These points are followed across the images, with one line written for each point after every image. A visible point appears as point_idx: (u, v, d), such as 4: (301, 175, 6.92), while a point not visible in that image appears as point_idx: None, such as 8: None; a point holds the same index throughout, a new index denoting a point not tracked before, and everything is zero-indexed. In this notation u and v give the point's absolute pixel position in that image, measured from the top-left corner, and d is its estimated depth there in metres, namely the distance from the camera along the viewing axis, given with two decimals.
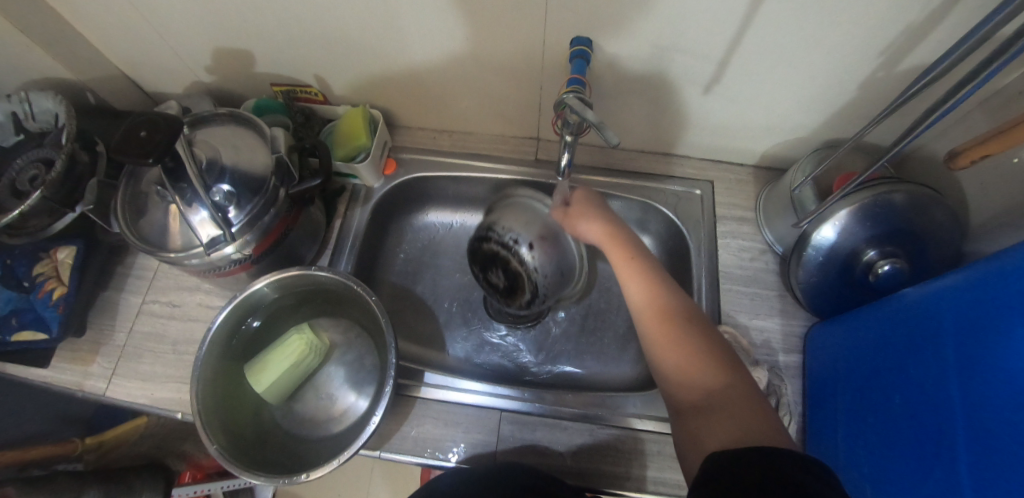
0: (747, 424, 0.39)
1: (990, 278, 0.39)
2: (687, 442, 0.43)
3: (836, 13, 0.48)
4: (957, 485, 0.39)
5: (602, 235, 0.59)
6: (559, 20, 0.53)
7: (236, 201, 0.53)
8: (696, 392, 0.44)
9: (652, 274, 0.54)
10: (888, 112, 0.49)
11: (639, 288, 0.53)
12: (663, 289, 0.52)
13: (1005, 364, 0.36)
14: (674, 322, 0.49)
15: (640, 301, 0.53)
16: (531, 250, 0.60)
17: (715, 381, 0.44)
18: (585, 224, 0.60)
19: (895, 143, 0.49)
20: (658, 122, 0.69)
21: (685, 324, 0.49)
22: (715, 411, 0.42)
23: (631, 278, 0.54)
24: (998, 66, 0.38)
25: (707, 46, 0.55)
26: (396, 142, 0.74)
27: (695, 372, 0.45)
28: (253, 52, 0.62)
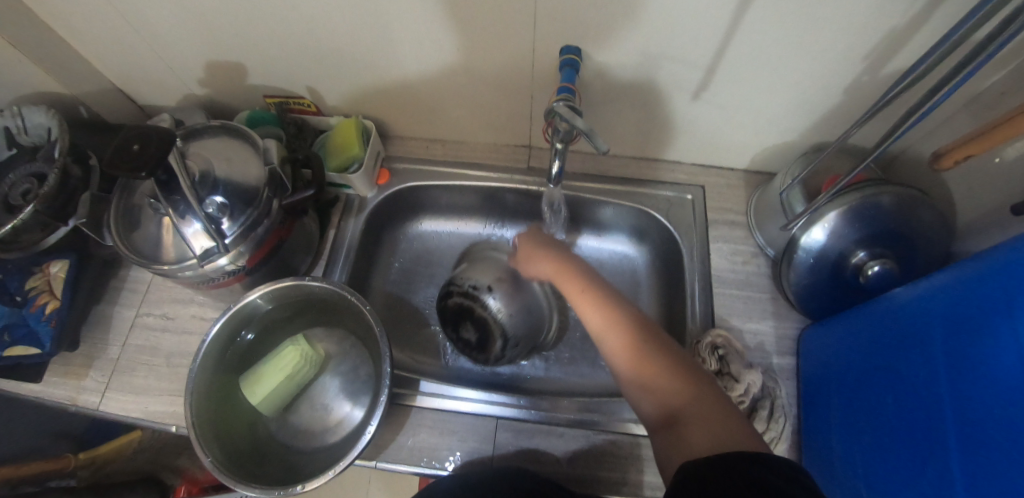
0: (732, 433, 0.40)
1: (977, 277, 0.40)
2: (666, 451, 0.43)
3: (818, 19, 0.49)
4: (950, 483, 0.39)
5: (552, 268, 0.58)
6: (547, 29, 0.53)
7: (230, 212, 0.53)
8: (674, 401, 0.44)
9: (609, 297, 0.53)
10: (871, 114, 0.50)
11: (597, 316, 0.52)
12: (623, 311, 0.51)
13: (993, 361, 0.37)
14: (639, 341, 0.48)
15: (597, 329, 0.51)
16: (492, 294, 0.62)
17: (690, 389, 0.44)
18: (536, 264, 0.60)
19: (879, 145, 0.49)
20: (648, 128, 0.69)
21: (650, 345, 0.48)
22: (693, 421, 0.42)
23: (586, 307, 0.53)
24: (975, 69, 0.39)
25: (694, 53, 0.55)
26: (389, 152, 0.75)
27: (666, 388, 0.45)
28: (246, 65, 0.63)
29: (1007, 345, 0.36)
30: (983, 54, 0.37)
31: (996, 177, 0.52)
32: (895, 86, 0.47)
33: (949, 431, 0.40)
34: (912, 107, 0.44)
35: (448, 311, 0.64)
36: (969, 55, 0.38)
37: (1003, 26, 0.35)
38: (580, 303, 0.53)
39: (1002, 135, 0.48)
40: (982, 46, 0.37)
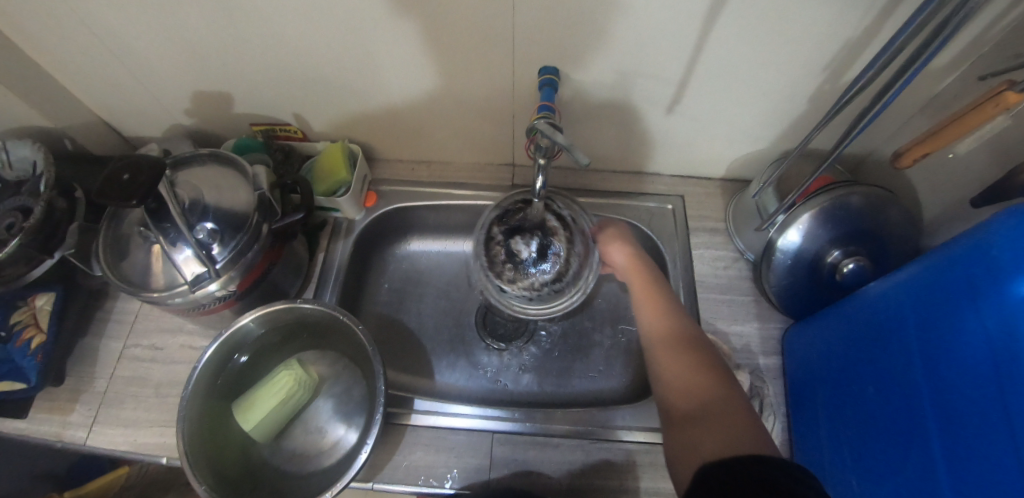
0: (741, 434, 0.41)
1: (940, 270, 0.43)
2: (672, 448, 0.44)
3: (777, 34, 0.53)
4: (934, 471, 0.41)
5: (627, 261, 0.64)
6: (525, 51, 0.56)
7: (220, 238, 0.54)
8: (690, 402, 0.46)
9: (666, 301, 0.57)
10: (830, 118, 0.54)
11: (652, 312, 0.56)
12: (677, 316, 0.55)
13: (964, 351, 0.40)
14: (682, 342, 0.52)
15: (651, 323, 0.55)
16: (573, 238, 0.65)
17: (710, 390, 0.46)
18: (613, 251, 0.65)
19: (835, 147, 0.52)
20: (627, 142, 0.72)
21: (686, 346, 0.51)
22: (709, 418, 0.43)
23: (646, 305, 0.57)
24: (915, 74, 0.43)
25: (666, 70, 0.58)
26: (376, 174, 0.76)
27: (688, 386, 0.47)
28: (232, 93, 0.64)
29: (974, 337, 0.39)
30: (922, 58, 0.41)
31: (953, 174, 0.56)
32: (847, 91, 0.50)
33: (931, 422, 0.42)
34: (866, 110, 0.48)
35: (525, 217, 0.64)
36: (910, 58, 0.41)
37: (937, 33, 0.39)
38: (641, 291, 0.59)
39: (953, 133, 0.51)
40: (919, 50, 0.40)
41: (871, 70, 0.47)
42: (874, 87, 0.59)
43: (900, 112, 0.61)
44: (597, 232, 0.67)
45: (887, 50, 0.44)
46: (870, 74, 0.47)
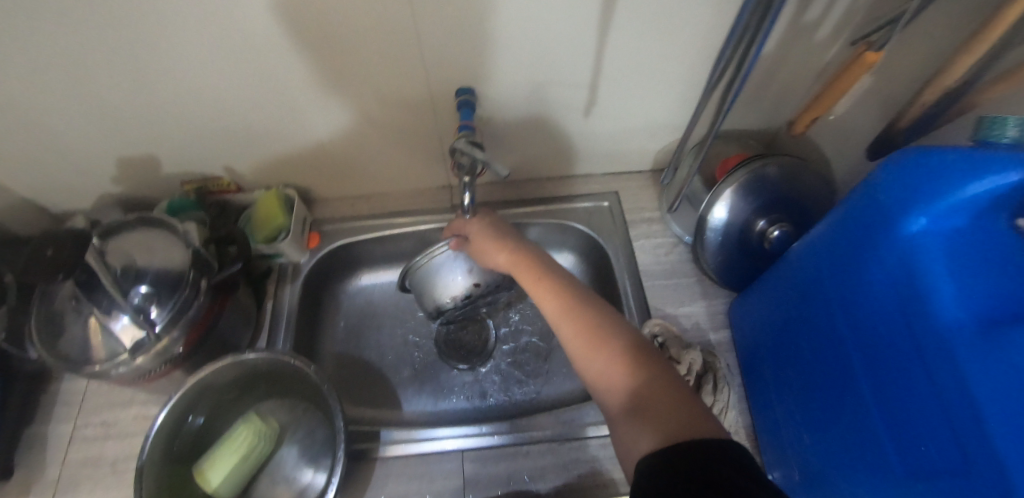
0: (681, 418, 0.38)
1: (843, 231, 0.49)
2: (620, 448, 0.41)
3: (665, 30, 0.57)
4: (865, 409, 0.46)
5: (507, 259, 0.59)
6: (437, 76, 0.59)
7: (157, 300, 0.54)
8: (625, 395, 0.43)
9: (562, 285, 0.54)
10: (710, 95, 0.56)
11: (552, 301, 0.53)
12: (575, 298, 0.52)
13: (878, 301, 0.45)
14: (604, 332, 0.47)
15: (554, 321, 0.51)
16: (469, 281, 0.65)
17: (642, 376, 0.43)
18: (491, 256, 0.60)
19: (712, 125, 0.57)
20: (554, 149, 0.75)
21: (602, 330, 0.48)
22: (648, 410, 0.39)
23: (546, 304, 0.53)
24: None
25: (574, 76, 0.62)
26: (316, 215, 0.77)
27: (620, 375, 0.44)
28: (158, 156, 0.65)
29: (883, 287, 0.45)
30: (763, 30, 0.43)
31: (856, 128, 0.61)
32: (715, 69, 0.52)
33: (855, 364, 0.48)
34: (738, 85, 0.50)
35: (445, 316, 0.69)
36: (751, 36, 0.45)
37: None
38: (536, 287, 0.55)
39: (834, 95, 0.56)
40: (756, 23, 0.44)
41: (727, 50, 0.49)
42: (764, 66, 0.63)
43: (793, 85, 0.66)
44: (472, 244, 0.62)
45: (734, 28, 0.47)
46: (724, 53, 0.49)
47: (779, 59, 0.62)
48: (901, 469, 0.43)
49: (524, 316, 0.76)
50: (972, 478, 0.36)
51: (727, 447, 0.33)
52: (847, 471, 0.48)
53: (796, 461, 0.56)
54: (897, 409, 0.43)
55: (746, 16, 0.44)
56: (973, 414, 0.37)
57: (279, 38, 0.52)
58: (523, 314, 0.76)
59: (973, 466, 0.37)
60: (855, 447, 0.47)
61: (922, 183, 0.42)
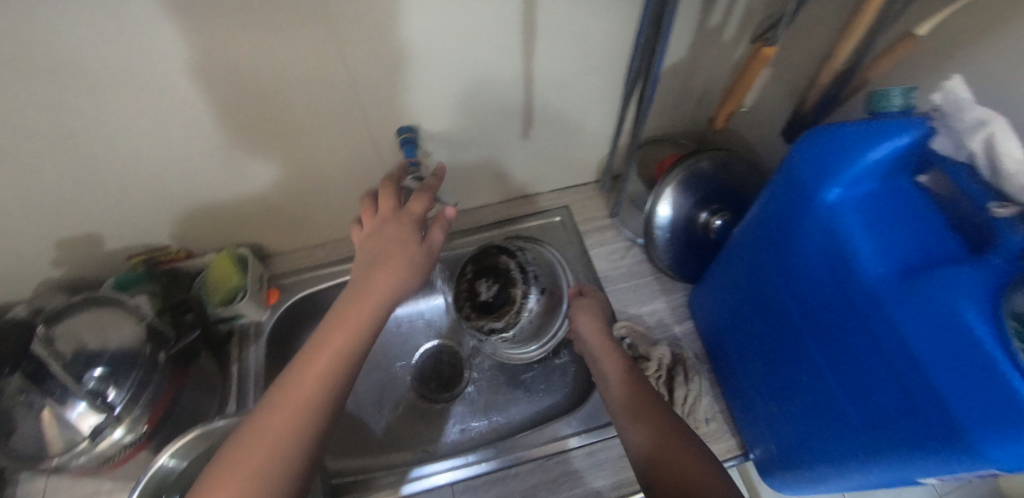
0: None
1: (773, 219, 0.53)
2: None
3: (585, 50, 0.61)
4: (820, 374, 0.49)
5: (594, 330, 0.64)
6: (377, 119, 0.62)
7: (113, 381, 0.52)
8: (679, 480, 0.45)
9: (635, 370, 0.58)
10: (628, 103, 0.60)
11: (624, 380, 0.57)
12: (646, 385, 0.56)
13: (818, 289, 0.48)
14: (668, 422, 0.51)
15: (617, 384, 0.57)
16: (536, 296, 0.69)
17: (696, 469, 0.46)
18: (580, 320, 0.65)
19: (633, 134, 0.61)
20: (502, 173, 0.78)
21: (663, 418, 0.51)
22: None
23: (613, 370, 0.58)
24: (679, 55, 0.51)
25: (509, 102, 0.65)
26: (273, 271, 0.76)
27: (677, 462, 0.47)
28: (100, 232, 0.64)
29: (816, 272, 0.49)
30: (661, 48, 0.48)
31: (771, 117, 0.67)
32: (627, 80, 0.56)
33: (803, 332, 0.51)
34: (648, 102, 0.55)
35: (492, 265, 0.69)
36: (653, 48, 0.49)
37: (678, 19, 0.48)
38: (607, 353, 0.61)
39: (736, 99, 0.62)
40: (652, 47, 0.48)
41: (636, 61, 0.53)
42: (681, 71, 0.68)
43: (709, 85, 0.72)
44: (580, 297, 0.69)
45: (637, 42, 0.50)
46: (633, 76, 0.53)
47: (692, 64, 0.68)
48: (861, 421, 0.45)
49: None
50: (920, 417, 0.40)
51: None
52: (816, 435, 0.51)
53: (770, 436, 0.58)
54: (846, 366, 0.46)
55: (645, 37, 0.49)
56: (915, 367, 0.40)
57: (220, 102, 0.53)
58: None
59: (922, 410, 0.40)
60: (816, 410, 0.50)
61: (829, 158, 0.46)
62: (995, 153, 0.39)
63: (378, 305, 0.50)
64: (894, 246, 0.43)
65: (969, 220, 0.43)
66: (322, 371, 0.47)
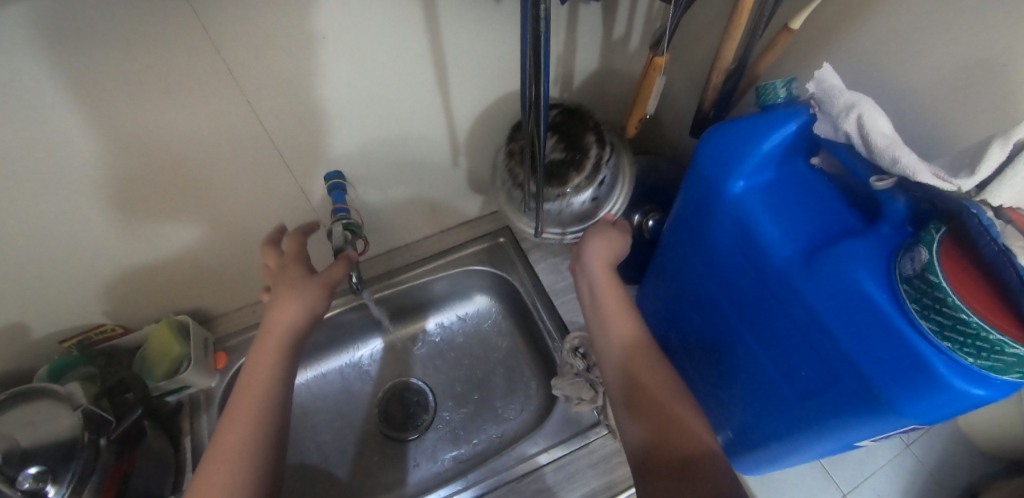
0: (724, 488, 0.40)
1: (692, 211, 0.55)
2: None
3: (495, 74, 0.65)
4: (752, 355, 0.51)
5: (603, 266, 0.60)
6: (303, 168, 0.63)
7: (50, 477, 0.49)
8: (675, 453, 0.44)
9: (641, 325, 0.55)
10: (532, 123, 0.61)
11: (625, 333, 0.54)
12: (650, 341, 0.54)
13: (737, 273, 0.51)
14: (670, 391, 0.49)
15: (616, 333, 0.55)
16: (585, 191, 0.65)
17: (691, 444, 0.44)
18: (591, 252, 0.60)
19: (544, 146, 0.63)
20: (439, 202, 0.80)
21: (662, 385, 0.50)
22: (693, 465, 0.42)
23: (615, 318, 0.56)
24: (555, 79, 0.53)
25: (430, 134, 0.68)
26: (220, 333, 0.75)
27: (672, 433, 0.46)
28: (25, 320, 0.61)
29: (732, 258, 0.51)
30: (541, 90, 0.45)
31: (681, 116, 0.71)
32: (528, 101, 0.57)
33: (733, 318, 0.53)
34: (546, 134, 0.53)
35: (582, 140, 0.66)
36: None
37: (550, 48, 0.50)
38: (609, 296, 0.57)
39: (641, 112, 0.60)
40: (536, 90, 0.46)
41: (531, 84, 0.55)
42: (590, 84, 0.73)
43: (619, 94, 0.76)
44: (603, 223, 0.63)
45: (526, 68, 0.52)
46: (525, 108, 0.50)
47: (604, 73, 0.72)
48: (795, 396, 0.47)
49: (454, 371, 0.80)
50: (841, 385, 0.42)
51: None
52: (762, 414, 0.53)
53: (726, 422, 0.60)
54: (772, 345, 0.48)
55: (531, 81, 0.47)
56: (829, 338, 0.42)
57: (139, 170, 0.54)
58: (451, 370, 0.80)
59: (841, 378, 0.42)
60: (757, 391, 0.52)
61: (728, 151, 0.49)
62: (866, 131, 0.41)
63: (285, 343, 0.56)
64: (793, 227, 0.46)
65: (859, 192, 0.46)
66: (261, 398, 0.51)
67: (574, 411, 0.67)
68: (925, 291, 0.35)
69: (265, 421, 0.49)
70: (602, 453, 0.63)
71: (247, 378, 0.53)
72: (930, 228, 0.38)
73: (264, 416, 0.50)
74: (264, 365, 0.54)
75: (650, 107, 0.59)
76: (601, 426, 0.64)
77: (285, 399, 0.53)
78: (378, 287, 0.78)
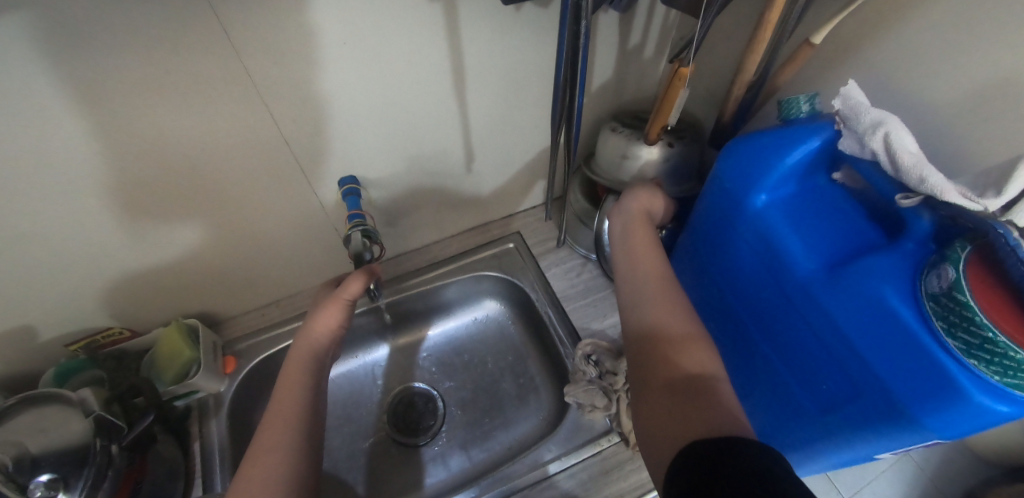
0: (726, 413, 0.37)
1: (712, 216, 0.55)
2: (648, 422, 0.41)
3: (514, 85, 0.65)
4: (770, 366, 0.52)
5: (640, 210, 0.61)
6: (319, 174, 0.63)
7: (63, 484, 0.48)
8: (682, 374, 0.42)
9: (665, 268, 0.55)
10: (559, 132, 0.62)
11: (652, 270, 0.54)
12: (673, 282, 0.53)
13: (755, 277, 0.51)
14: (686, 323, 0.47)
15: (644, 274, 0.54)
16: (646, 148, 0.66)
17: (700, 369, 0.42)
18: (630, 198, 0.62)
19: (569, 152, 0.63)
20: (450, 208, 0.80)
21: (679, 318, 0.48)
22: (700, 390, 0.40)
23: (645, 262, 0.55)
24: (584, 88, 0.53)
25: (445, 140, 0.68)
26: (228, 337, 0.75)
27: (683, 357, 0.44)
28: (32, 322, 0.60)
29: (750, 262, 0.51)
30: (576, 98, 0.54)
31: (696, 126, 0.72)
32: (554, 109, 0.57)
33: (751, 328, 0.53)
34: (580, 100, 0.54)
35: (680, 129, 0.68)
36: (571, 80, 0.51)
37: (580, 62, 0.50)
38: (640, 233, 0.58)
39: (662, 121, 0.60)
40: (573, 98, 0.54)
41: (560, 93, 0.55)
42: (606, 93, 0.73)
43: (632, 104, 0.77)
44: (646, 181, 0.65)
45: (558, 76, 0.52)
46: (555, 115, 0.58)
47: (618, 82, 0.72)
48: (815, 409, 0.48)
49: (463, 375, 0.80)
50: (862, 397, 0.42)
51: (775, 457, 0.30)
52: (779, 425, 0.53)
53: None
54: (792, 356, 0.49)
55: (564, 87, 0.53)
56: (852, 351, 0.42)
57: (153, 172, 0.53)
58: (461, 375, 0.80)
59: (864, 391, 0.42)
60: (777, 403, 0.52)
61: (752, 163, 0.50)
62: (892, 148, 0.41)
63: (312, 353, 0.59)
64: (814, 238, 0.47)
65: (883, 209, 0.46)
66: (291, 407, 0.52)
67: (586, 418, 0.67)
68: (952, 309, 0.35)
69: (289, 431, 0.49)
70: (614, 460, 0.63)
71: (275, 396, 0.53)
72: (955, 246, 0.38)
73: (292, 428, 0.50)
74: (295, 378, 0.56)
75: (672, 117, 0.59)
76: (613, 433, 0.64)
77: (318, 409, 0.54)
78: (387, 292, 0.77)
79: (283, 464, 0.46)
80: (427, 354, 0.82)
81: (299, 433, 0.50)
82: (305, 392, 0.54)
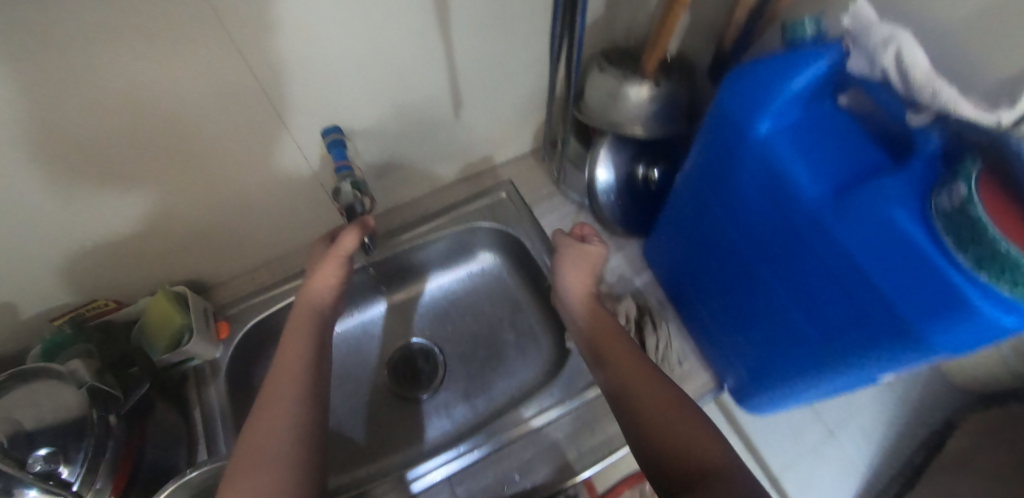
0: None
1: (713, 158, 0.53)
2: None
3: (503, 25, 0.61)
4: (775, 298, 0.52)
5: (580, 286, 0.63)
6: (300, 124, 0.59)
7: (63, 456, 0.48)
8: (692, 467, 0.42)
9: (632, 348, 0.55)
10: (557, 67, 0.58)
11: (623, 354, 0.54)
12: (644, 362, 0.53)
13: (762, 221, 0.50)
14: (672, 404, 0.48)
15: (614, 360, 0.54)
16: (639, 88, 0.64)
17: (706, 456, 0.43)
18: (568, 279, 0.64)
19: (569, 88, 0.59)
20: (439, 160, 0.77)
21: (667, 402, 0.48)
22: (714, 481, 0.40)
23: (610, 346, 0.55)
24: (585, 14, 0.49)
25: (432, 85, 0.64)
26: (219, 303, 0.73)
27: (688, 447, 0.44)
28: (10, 297, 0.58)
29: (755, 204, 0.50)
30: (577, 25, 0.50)
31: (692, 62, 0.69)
32: (553, 41, 0.54)
33: (756, 263, 0.53)
34: (581, 27, 0.50)
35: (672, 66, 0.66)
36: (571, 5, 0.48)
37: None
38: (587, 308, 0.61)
39: (660, 51, 0.58)
40: (573, 28, 0.50)
41: (558, 23, 0.51)
42: (598, 30, 0.69)
43: (625, 41, 0.73)
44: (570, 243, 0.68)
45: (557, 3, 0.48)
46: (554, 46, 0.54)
47: (610, 16, 0.68)
48: (818, 336, 0.49)
49: (461, 329, 0.80)
50: (870, 321, 0.43)
51: None
52: (781, 355, 0.54)
53: (739, 363, 0.62)
54: (799, 286, 0.49)
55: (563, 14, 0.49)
56: (863, 281, 0.42)
57: (120, 129, 0.49)
58: (459, 329, 0.80)
59: (871, 316, 0.43)
60: (780, 335, 0.53)
61: (757, 93, 0.47)
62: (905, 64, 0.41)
63: (313, 308, 0.58)
64: (822, 167, 0.45)
65: (888, 130, 0.45)
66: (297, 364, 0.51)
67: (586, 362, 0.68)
68: (965, 225, 0.35)
69: (296, 387, 0.49)
70: None
71: (281, 351, 0.53)
72: (966, 161, 0.37)
73: (298, 386, 0.49)
74: (297, 334, 0.55)
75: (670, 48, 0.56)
76: None
77: (323, 367, 0.53)
78: (380, 248, 0.75)
79: (294, 419, 0.46)
80: (425, 309, 0.81)
81: (306, 388, 0.49)
82: (308, 349, 0.53)
